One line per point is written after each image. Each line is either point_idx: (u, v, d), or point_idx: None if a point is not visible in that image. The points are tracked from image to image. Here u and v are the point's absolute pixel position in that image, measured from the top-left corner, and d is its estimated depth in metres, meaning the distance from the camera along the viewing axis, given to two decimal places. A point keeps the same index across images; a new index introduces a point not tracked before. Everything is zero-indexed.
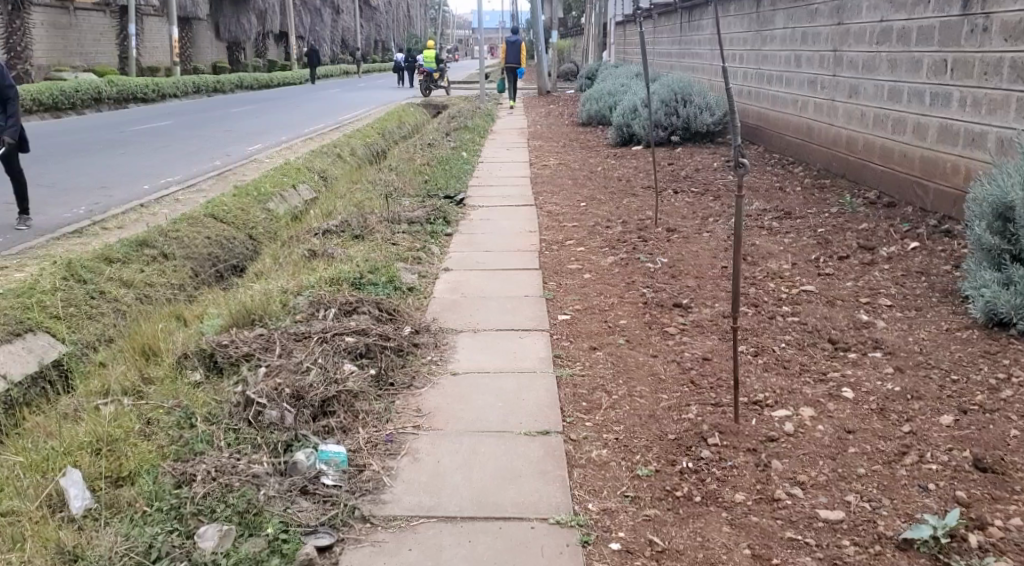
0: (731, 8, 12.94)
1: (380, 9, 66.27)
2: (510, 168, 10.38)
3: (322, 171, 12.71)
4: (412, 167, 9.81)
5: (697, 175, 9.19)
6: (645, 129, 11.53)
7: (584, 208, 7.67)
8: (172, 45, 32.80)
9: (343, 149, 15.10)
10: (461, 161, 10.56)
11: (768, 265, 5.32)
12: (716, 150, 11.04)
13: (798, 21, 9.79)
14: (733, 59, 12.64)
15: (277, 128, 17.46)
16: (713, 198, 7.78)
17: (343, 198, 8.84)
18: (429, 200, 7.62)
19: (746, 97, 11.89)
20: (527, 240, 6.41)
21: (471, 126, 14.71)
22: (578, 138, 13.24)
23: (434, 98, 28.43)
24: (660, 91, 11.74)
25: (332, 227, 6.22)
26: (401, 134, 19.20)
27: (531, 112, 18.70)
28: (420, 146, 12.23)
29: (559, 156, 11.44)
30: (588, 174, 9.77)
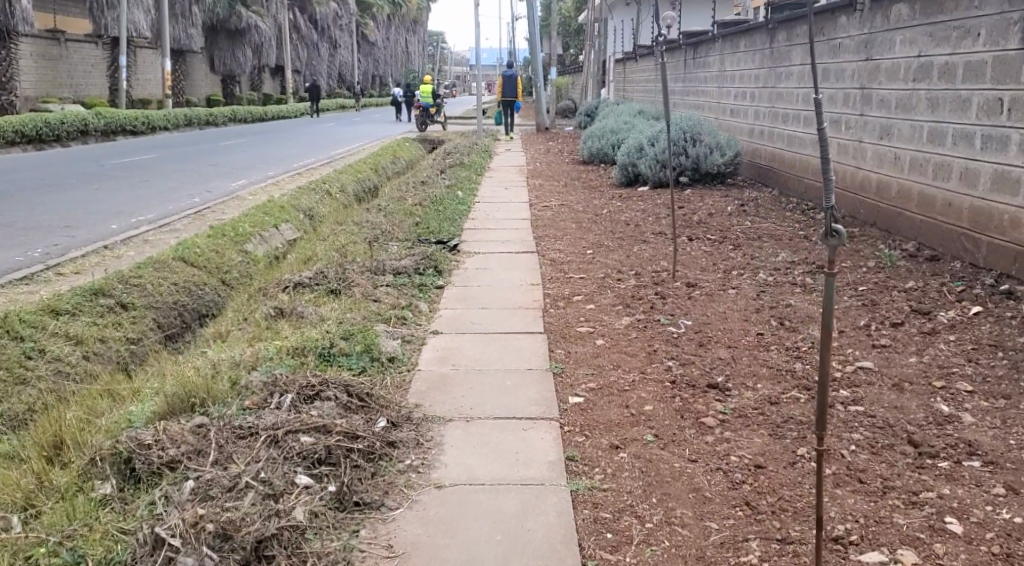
0: (741, 43, 12.36)
1: (378, 44, 66.11)
2: (507, 209, 9.63)
3: (308, 209, 11.99)
4: (402, 208, 9.09)
5: (710, 219, 8.48)
6: (651, 169, 10.83)
7: (590, 256, 6.93)
8: (164, 77, 32.29)
9: (332, 186, 14.41)
10: (456, 200, 9.84)
11: (810, 332, 4.58)
12: (728, 192, 10.34)
13: (819, 57, 9.15)
14: (745, 97, 11.99)
15: (264, 163, 16.77)
16: (731, 247, 7.06)
17: (325, 241, 8.12)
18: (418, 245, 6.87)
19: (758, 137, 11.24)
20: (529, 295, 5.63)
21: (466, 163, 14.02)
22: (579, 178, 12.55)
23: (430, 133, 27.82)
24: (667, 129, 11.04)
25: (305, 278, 5.47)
26: (394, 171, 18.52)
27: (530, 149, 18.04)
28: (412, 184, 11.53)
29: (559, 196, 10.74)
30: (591, 216, 9.07)
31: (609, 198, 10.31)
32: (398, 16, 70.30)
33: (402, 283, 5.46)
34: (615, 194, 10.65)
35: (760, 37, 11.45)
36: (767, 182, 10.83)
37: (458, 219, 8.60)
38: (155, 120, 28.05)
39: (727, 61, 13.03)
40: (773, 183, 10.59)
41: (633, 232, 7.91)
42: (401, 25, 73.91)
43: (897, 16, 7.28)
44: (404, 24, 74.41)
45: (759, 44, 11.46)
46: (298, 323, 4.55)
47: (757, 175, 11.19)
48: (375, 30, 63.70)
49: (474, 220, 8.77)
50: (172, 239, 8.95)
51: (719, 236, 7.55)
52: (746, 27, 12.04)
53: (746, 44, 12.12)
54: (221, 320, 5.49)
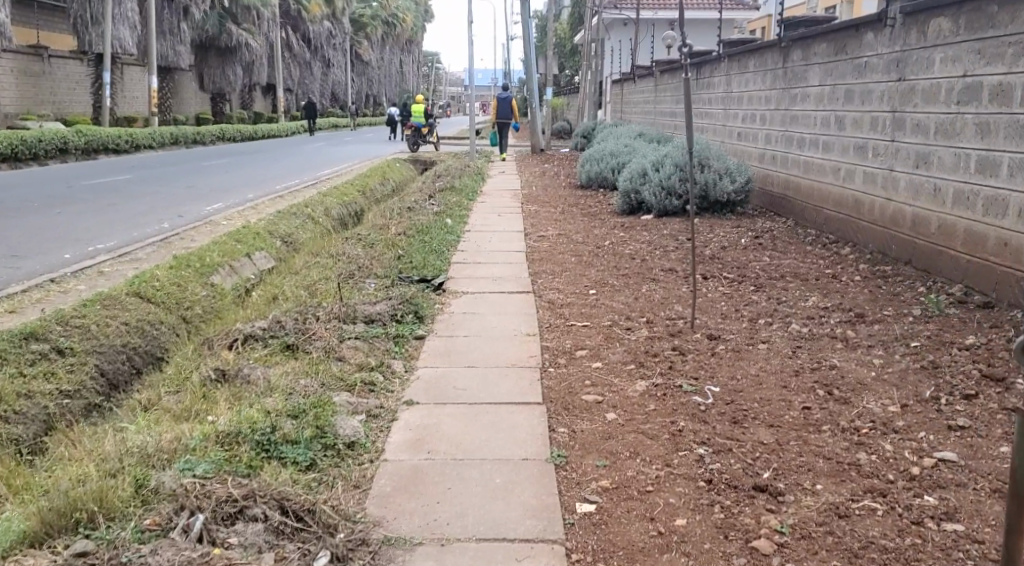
0: (749, 63, 11.63)
1: (372, 64, 65.56)
2: (499, 239, 8.83)
3: (285, 235, 11.20)
4: (383, 237, 8.30)
5: (723, 253, 7.69)
6: (655, 196, 10.04)
7: (592, 298, 6.12)
8: (150, 95, 31.61)
9: (314, 210, 13.62)
10: (443, 229, 9.04)
11: (867, 405, 3.78)
12: (738, 222, 9.56)
13: (840, 78, 8.41)
14: (754, 121, 11.25)
15: (245, 186, 15.95)
16: (751, 287, 6.29)
17: (297, 275, 7.33)
18: (397, 284, 6.06)
19: (769, 163, 10.48)
20: (524, 348, 4.77)
21: (456, 187, 13.24)
22: (576, 204, 11.77)
23: (422, 153, 27.08)
24: (673, 153, 10.28)
25: (261, 326, 4.65)
26: (383, 194, 17.75)
27: (524, 172, 17.28)
28: (398, 210, 10.74)
29: (555, 224, 9.97)
30: (591, 248, 8.28)
31: (609, 228, 9.52)
32: (392, 37, 69.87)
33: (375, 335, 4.64)
34: (616, 222, 9.87)
35: (771, 55, 10.72)
36: (782, 212, 10.04)
37: (445, 249, 7.83)
38: (138, 138, 27.28)
39: (734, 82, 12.31)
40: (789, 213, 9.80)
41: (639, 268, 7.12)
42: (396, 45, 73.39)
43: (937, 30, 6.53)
44: (398, 44, 73.90)
45: (770, 64, 10.73)
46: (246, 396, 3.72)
47: (770, 203, 10.41)
48: (369, 50, 63.14)
49: (463, 252, 7.95)
50: (131, 269, 8.16)
51: (736, 273, 6.76)
52: (755, 47, 11.32)
53: (755, 64, 11.40)
54: (162, 377, 4.68)
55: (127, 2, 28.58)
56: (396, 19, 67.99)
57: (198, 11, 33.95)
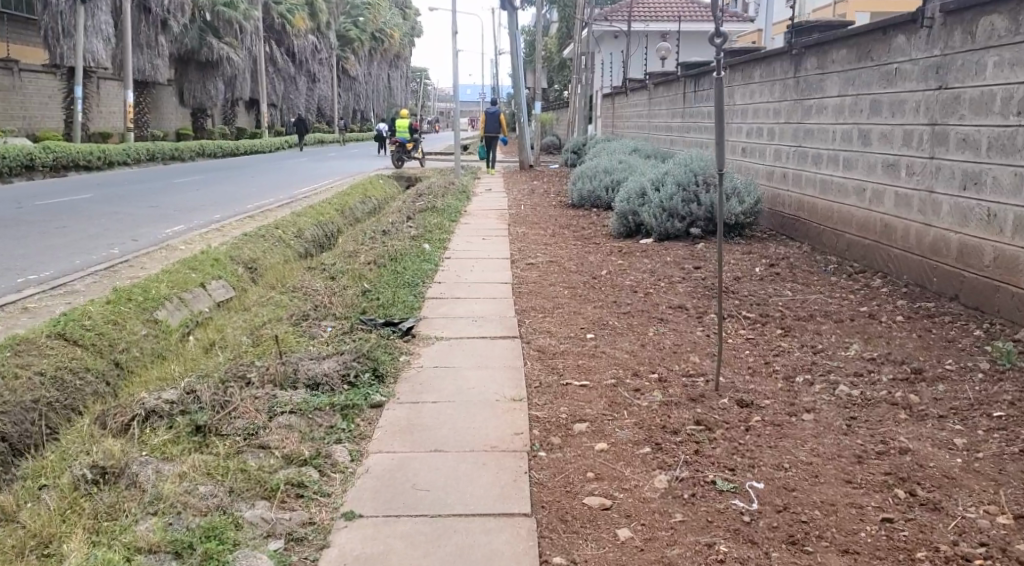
0: (755, 72, 10.76)
1: (358, 79, 64.61)
2: (481, 268, 7.86)
3: (249, 260, 10.23)
4: (350, 266, 7.32)
5: (736, 285, 6.75)
6: (655, 218, 9.09)
7: (588, 344, 5.15)
8: (126, 110, 30.63)
9: (285, 232, 12.65)
10: (419, 255, 8.07)
11: (966, 516, 2.84)
12: (749, 248, 8.62)
13: (865, 87, 7.51)
14: (761, 136, 10.36)
15: (213, 205, 14.93)
16: (778, 331, 5.34)
17: (246, 313, 6.35)
18: (358, 329, 5.09)
19: (780, 181, 9.58)
20: (509, 417, 3.80)
21: (436, 207, 12.27)
22: (566, 226, 10.84)
23: (407, 169, 26.12)
24: (674, 171, 9.33)
25: (170, 397, 3.66)
26: (362, 213, 16.81)
27: (512, 190, 16.37)
28: (372, 233, 9.77)
29: (544, 249, 9.03)
30: (585, 277, 7.32)
31: (604, 254, 8.58)
32: (380, 52, 69.11)
33: (318, 407, 3.65)
34: (612, 248, 8.92)
35: (780, 63, 9.85)
36: (795, 236, 9.12)
37: (419, 281, 6.86)
38: (111, 154, 26.25)
39: (738, 93, 11.43)
40: (803, 237, 8.89)
41: (642, 305, 6.15)
42: (383, 60, 72.50)
43: (988, 29, 5.64)
44: (385, 59, 72.90)
45: (779, 73, 9.86)
46: (135, 524, 2.76)
47: (781, 225, 9.49)
48: (356, 64, 62.22)
49: (441, 283, 6.98)
50: (63, 304, 7.18)
51: (757, 312, 5.81)
52: (762, 56, 10.44)
53: (762, 73, 10.53)
54: (50, 458, 3.72)
55: (100, 14, 27.58)
56: (384, 33, 67.08)
57: (177, 24, 33.00)
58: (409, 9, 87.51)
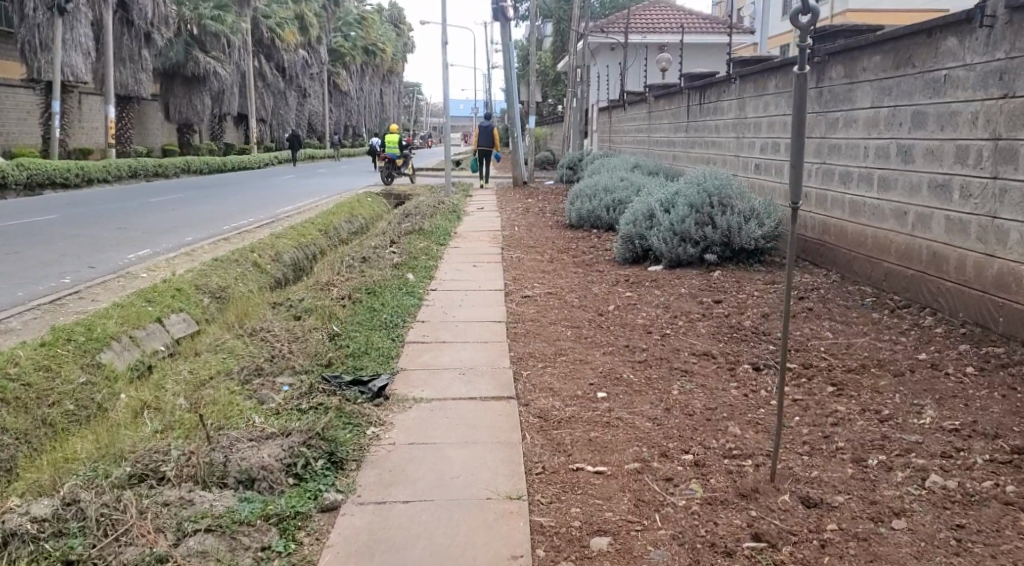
0: (771, 83, 9.98)
1: (349, 93, 63.80)
2: (472, 301, 6.95)
3: (216, 289, 9.32)
4: (321, 301, 6.41)
5: (765, 324, 5.87)
6: (665, 243, 8.19)
7: (599, 406, 4.23)
8: (107, 125, 29.72)
9: (259, 258, 11.74)
10: (401, 287, 7.16)
11: None
12: (770, 276, 7.73)
13: (904, 96, 6.64)
14: (779, 151, 9.51)
15: (186, 226, 13.99)
16: (826, 387, 4.45)
17: (193, 362, 5.43)
18: (319, 390, 4.17)
19: (801, 201, 8.71)
20: (504, 529, 2.89)
21: (424, 228, 11.36)
22: (565, 250, 9.94)
23: (397, 186, 25.25)
24: (685, 190, 8.45)
25: (42, 513, 2.91)
26: (347, 233, 15.93)
27: (505, 208, 15.52)
28: (351, 260, 8.86)
29: (542, 278, 8.12)
30: (590, 314, 6.41)
31: (609, 284, 7.67)
32: (373, 68, 68.48)
33: (243, 521, 2.85)
34: (618, 276, 8.03)
35: None
36: (820, 262, 8.24)
37: (399, 320, 5.94)
38: (91, 170, 25.34)
39: (750, 106, 10.75)
40: (830, 264, 8.01)
41: (660, 350, 5.25)
42: (375, 75, 71.74)
43: None
44: (377, 73, 72.13)
45: None
46: None
47: (804, 250, 8.61)
48: (347, 79, 61.41)
49: (425, 321, 6.08)
50: None
51: (798, 361, 4.92)
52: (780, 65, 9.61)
53: (780, 84, 9.71)
54: None
55: (80, 27, 26.68)
56: (376, 47, 66.29)
57: (160, 37, 32.13)
58: (401, 24, 86.86)
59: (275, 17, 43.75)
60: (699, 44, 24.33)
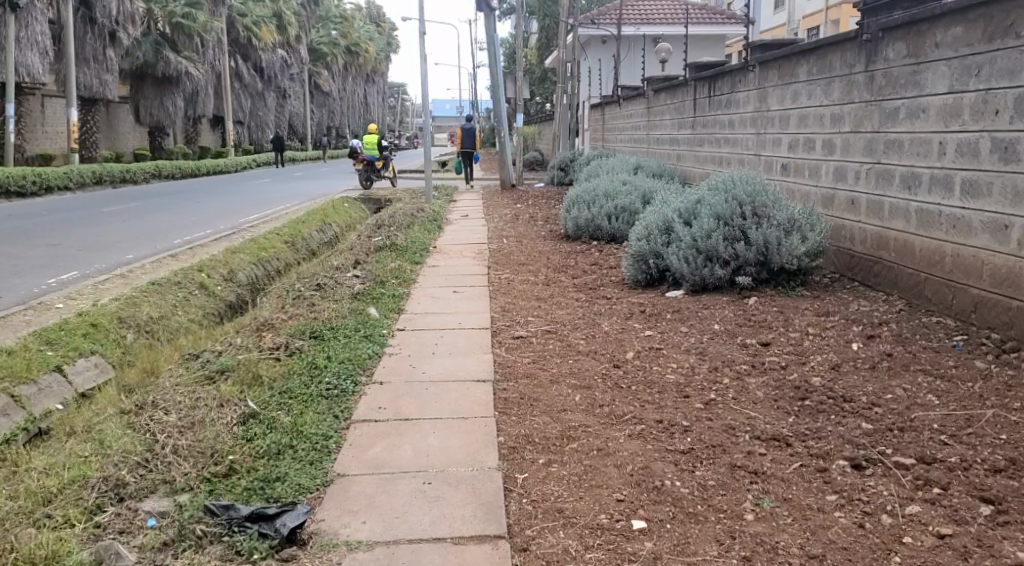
0: (800, 69, 8.52)
1: (332, 94, 61.99)
2: (449, 345, 5.44)
3: (145, 320, 7.77)
4: (245, 354, 4.86)
5: (842, 384, 4.38)
6: (687, 263, 6.71)
7: (638, 552, 2.75)
8: (70, 129, 28.03)
9: (207, 279, 10.17)
10: (357, 328, 5.63)
11: None
12: (821, 305, 6.23)
13: (1004, 76, 5.22)
14: (815, 149, 8.08)
15: (132, 241, 12.41)
16: (979, 506, 2.97)
17: (53, 452, 3.89)
18: (194, 547, 2.76)
19: (848, 209, 7.30)
20: None
21: (397, 242, 9.84)
22: (561, 269, 8.44)
23: (377, 189, 23.72)
24: (710, 198, 6.94)
25: None
26: (316, 244, 14.39)
27: (493, 215, 14.04)
28: (303, 286, 7.33)
29: (536, 308, 6.61)
30: (602, 365, 4.89)
31: (620, 317, 6.17)
32: (356, 68, 66.83)
33: None
34: (631, 305, 6.52)
35: (840, 55, 7.57)
36: (876, 283, 6.78)
37: (346, 386, 4.39)
38: (49, 177, 23.68)
39: (774, 96, 9.31)
40: (890, 285, 6.56)
41: (709, 432, 3.74)
42: (358, 75, 69.95)
43: None
44: (361, 74, 70.30)
45: (840, 69, 7.57)
46: None
47: (852, 266, 7.16)
48: (328, 80, 59.59)
49: (384, 382, 4.55)
50: None
51: (914, 448, 3.42)
52: (811, 48, 8.17)
53: (811, 68, 8.23)
54: None
55: (34, 24, 24.93)
56: (360, 48, 64.43)
57: (126, 37, 30.41)
58: (383, 24, 85.13)
59: (252, 15, 41.96)
60: (698, 35, 22.97)
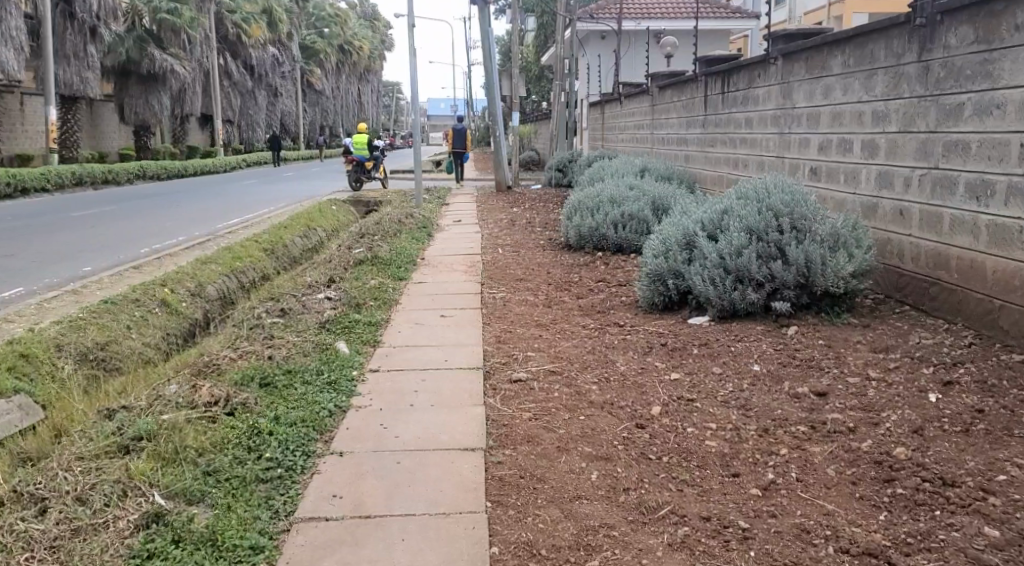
0: (834, 60, 7.54)
1: (324, 93, 60.76)
2: (431, 391, 4.45)
3: (89, 347, 6.75)
4: (172, 413, 3.88)
5: (933, 455, 3.41)
6: (713, 284, 5.74)
7: None
8: (48, 128, 26.91)
9: (171, 294, 9.15)
10: (320, 372, 4.63)
11: None
12: (873, 337, 5.26)
13: None
14: (852, 151, 7.12)
15: (93, 252, 11.37)
16: None
17: None
18: None
19: (896, 220, 6.34)
20: None
21: (380, 253, 8.84)
22: (563, 287, 7.45)
23: (367, 191, 22.71)
24: (739, 208, 5.97)
25: None
26: (298, 251, 13.37)
27: (487, 220, 13.05)
28: (267, 311, 6.32)
29: (537, 339, 5.62)
30: (621, 424, 3.91)
31: (637, 352, 5.19)
32: (349, 66, 65.68)
33: None
34: (648, 336, 5.54)
35: (883, 44, 6.59)
36: (932, 309, 5.82)
37: (294, 462, 3.41)
38: (24, 177, 22.58)
39: (800, 92, 8.35)
40: (950, 311, 5.60)
41: (776, 542, 2.78)
42: (352, 74, 68.86)
43: None
44: (355, 72, 69.19)
45: (884, 59, 6.58)
46: None
47: (902, 286, 6.20)
48: (321, 79, 58.45)
49: (344, 453, 3.56)
50: None
51: None
52: (847, 36, 7.21)
53: (847, 59, 7.25)
54: None
55: (9, 18, 23.83)
56: (352, 46, 63.35)
57: (108, 33, 29.30)
58: (377, 22, 83.90)
59: (241, 11, 40.85)
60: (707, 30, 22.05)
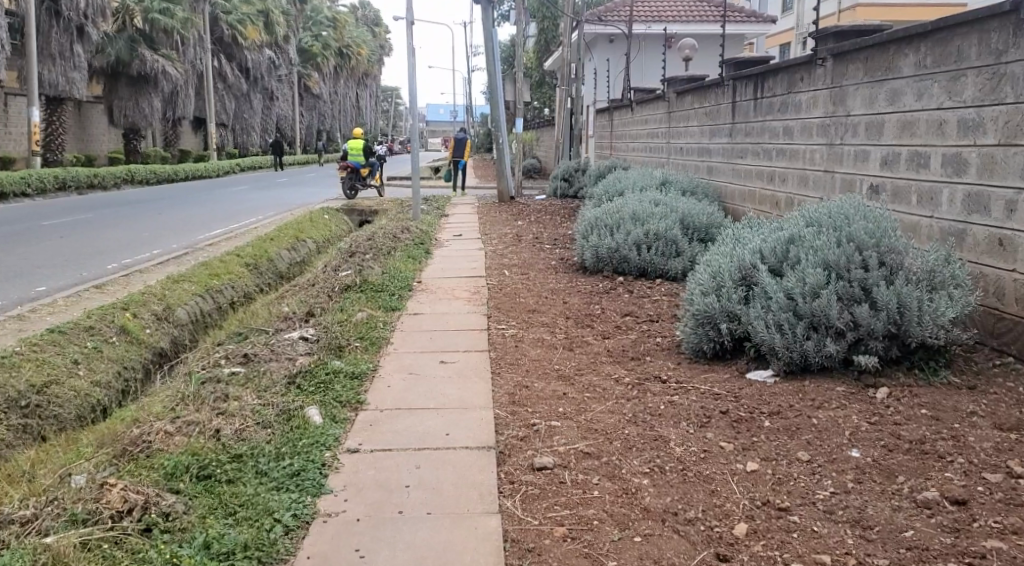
0: (903, 60, 6.45)
1: (323, 96, 59.66)
2: (429, 485, 3.31)
3: (18, 391, 5.57)
4: (61, 538, 2.77)
5: None
6: (779, 330, 4.62)
7: None
8: (31, 130, 25.72)
9: (132, 320, 7.96)
10: (282, 456, 3.50)
11: None
12: (992, 406, 4.13)
13: None
14: (929, 167, 6.01)
15: (52, 268, 10.22)
16: None
17: None
18: None
19: (994, 253, 5.22)
20: None
21: (371, 277, 7.71)
22: (584, 322, 6.32)
23: (362, 199, 21.58)
24: (811, 237, 4.87)
25: None
26: (283, 265, 12.23)
27: (491, 235, 11.94)
28: (229, 356, 5.18)
29: (560, 399, 4.48)
30: (694, 555, 2.87)
31: (692, 424, 4.04)
32: (349, 70, 64.60)
33: None
34: (701, 399, 4.39)
35: (976, 39, 5.51)
36: None
37: None
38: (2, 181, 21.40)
39: (856, 97, 7.26)
40: None
41: None
42: (351, 78, 67.81)
43: None
44: (353, 76, 68.06)
45: (977, 57, 5.50)
46: None
47: (1001, 332, 5.08)
48: (319, 82, 57.35)
49: None
50: None
51: None
52: (925, 32, 6.11)
53: (923, 58, 6.17)
54: None
55: None
56: (350, 50, 62.24)
57: (97, 32, 28.11)
58: (377, 27, 82.89)
59: (237, 12, 39.68)
60: (736, 35, 21.07)
